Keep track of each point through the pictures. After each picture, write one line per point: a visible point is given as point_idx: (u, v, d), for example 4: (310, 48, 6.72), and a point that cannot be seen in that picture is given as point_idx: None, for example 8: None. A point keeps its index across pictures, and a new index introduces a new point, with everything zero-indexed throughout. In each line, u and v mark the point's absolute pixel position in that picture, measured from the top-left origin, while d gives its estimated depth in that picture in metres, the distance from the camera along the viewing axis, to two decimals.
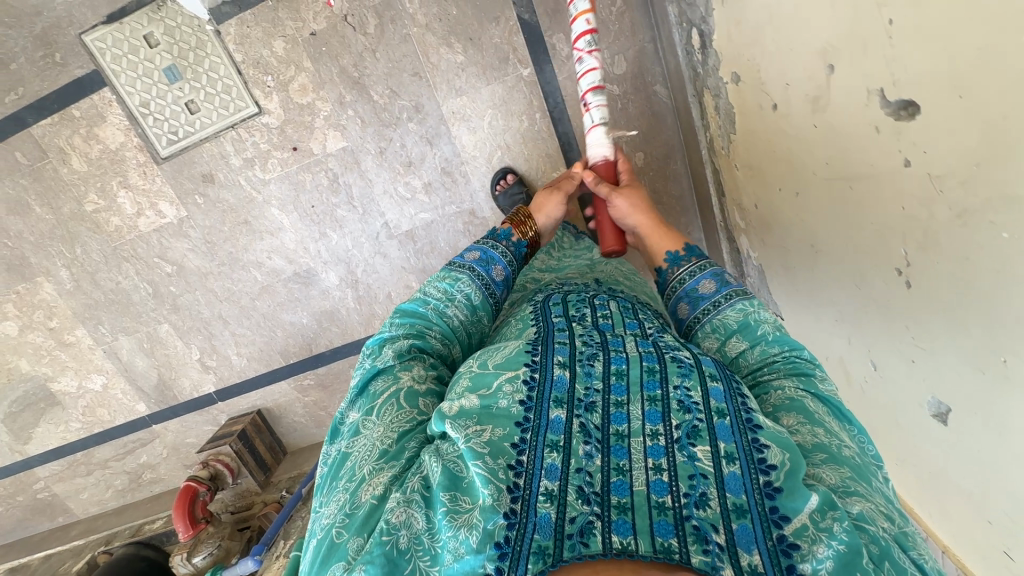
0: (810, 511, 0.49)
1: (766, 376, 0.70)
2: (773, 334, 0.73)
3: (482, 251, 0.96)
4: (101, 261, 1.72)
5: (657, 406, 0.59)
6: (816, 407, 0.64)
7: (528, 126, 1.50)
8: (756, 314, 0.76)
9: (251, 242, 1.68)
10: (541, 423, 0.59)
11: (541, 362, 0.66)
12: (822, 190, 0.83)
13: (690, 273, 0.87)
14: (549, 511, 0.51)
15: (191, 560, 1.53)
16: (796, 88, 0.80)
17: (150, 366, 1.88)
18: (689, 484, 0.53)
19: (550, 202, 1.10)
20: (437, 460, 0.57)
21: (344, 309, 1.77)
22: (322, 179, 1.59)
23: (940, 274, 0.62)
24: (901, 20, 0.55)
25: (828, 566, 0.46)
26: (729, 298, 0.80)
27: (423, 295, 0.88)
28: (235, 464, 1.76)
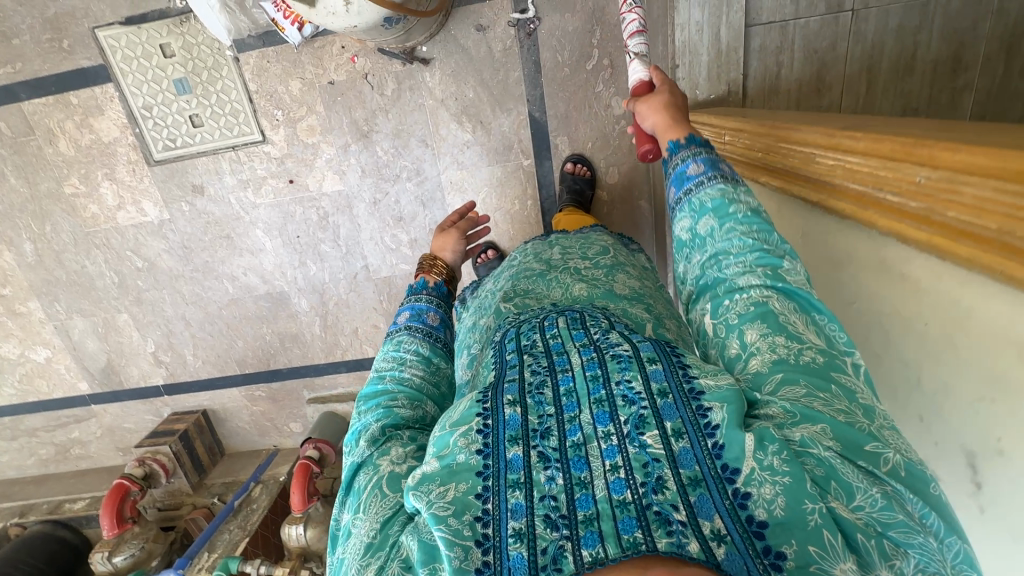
0: (751, 452, 0.48)
1: (736, 278, 0.63)
2: (745, 213, 0.67)
3: (409, 308, 0.85)
4: (70, 242, 1.70)
5: (605, 406, 0.53)
6: (783, 309, 0.59)
7: (518, 210, 1.60)
8: (733, 191, 0.68)
9: (229, 256, 1.71)
10: (500, 466, 0.51)
11: (491, 404, 0.56)
12: None
13: (683, 157, 0.74)
14: (521, 551, 0.46)
15: (112, 560, 1.55)
16: None
17: (100, 350, 1.87)
18: (645, 473, 0.49)
19: (445, 240, 1.05)
20: (414, 537, 0.50)
21: (309, 334, 1.82)
22: (312, 215, 1.64)
23: None
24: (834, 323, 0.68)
25: (780, 504, 0.45)
26: (711, 179, 0.71)
27: (376, 372, 0.76)
28: (172, 464, 1.80)
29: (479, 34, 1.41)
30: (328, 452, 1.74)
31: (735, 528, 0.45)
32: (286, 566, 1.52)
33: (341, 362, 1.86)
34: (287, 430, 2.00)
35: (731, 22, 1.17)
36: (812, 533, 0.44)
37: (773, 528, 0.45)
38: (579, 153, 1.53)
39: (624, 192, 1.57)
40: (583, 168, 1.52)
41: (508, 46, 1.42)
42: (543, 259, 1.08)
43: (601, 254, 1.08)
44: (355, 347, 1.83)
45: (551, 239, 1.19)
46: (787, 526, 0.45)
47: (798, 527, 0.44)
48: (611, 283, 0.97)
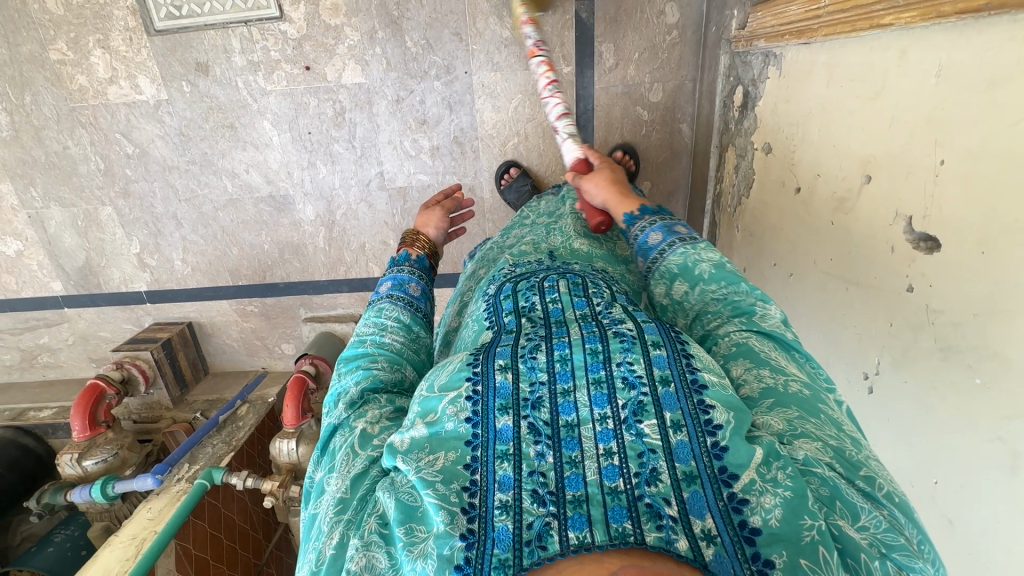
0: (755, 465, 0.49)
1: (712, 324, 0.69)
2: (710, 273, 0.72)
3: (391, 279, 0.88)
4: (52, 118, 1.53)
5: (603, 389, 0.54)
6: (762, 347, 0.63)
7: (550, 124, 1.50)
8: (694, 255, 0.75)
9: (231, 150, 1.56)
10: (489, 436, 0.53)
11: (483, 369, 0.57)
12: (823, 235, 0.87)
13: (642, 228, 0.83)
14: (506, 524, 0.47)
15: (82, 463, 1.42)
16: (826, 181, 0.85)
17: (78, 246, 1.71)
18: (640, 463, 0.50)
19: (428, 217, 1.07)
20: (390, 495, 0.53)
21: (311, 246, 1.69)
22: (327, 109, 1.50)
23: (925, 351, 0.65)
24: (953, 163, 0.60)
25: (776, 515, 0.47)
26: (672, 244, 0.78)
27: (358, 336, 0.79)
28: (153, 373, 1.67)
29: None
30: (325, 370, 1.63)
31: (727, 530, 0.47)
32: (276, 480, 1.40)
33: (344, 281, 1.75)
34: (278, 351, 1.87)
35: None
36: (804, 548, 0.46)
37: (766, 536, 0.46)
38: (623, 64, 1.42)
39: (666, 113, 1.47)
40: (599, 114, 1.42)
41: None
42: (553, 213, 1.08)
43: None
44: (360, 264, 1.72)
45: (562, 195, 1.17)
46: (783, 537, 0.46)
47: (791, 540, 0.46)
48: (611, 245, 0.98)
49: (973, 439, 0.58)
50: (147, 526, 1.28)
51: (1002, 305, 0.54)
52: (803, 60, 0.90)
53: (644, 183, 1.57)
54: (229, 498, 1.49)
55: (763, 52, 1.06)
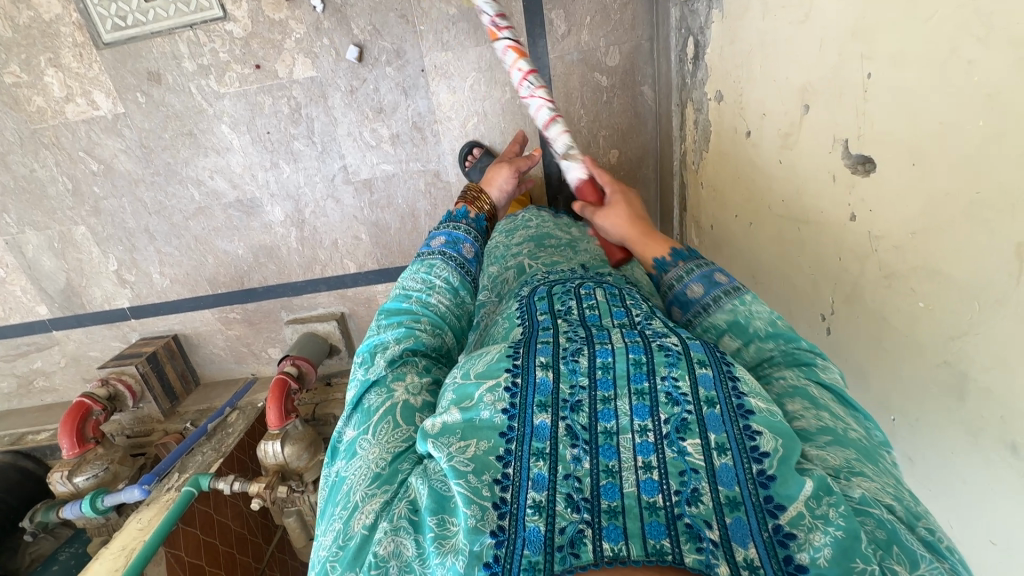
0: (805, 498, 0.46)
1: (768, 370, 0.63)
2: (766, 331, 0.65)
3: (447, 234, 0.89)
4: (16, 142, 1.54)
5: (645, 400, 0.53)
6: (823, 396, 0.58)
7: (509, 99, 1.47)
8: (743, 311, 0.67)
9: (193, 157, 1.56)
10: (526, 431, 0.53)
11: (523, 363, 0.58)
12: (775, 178, 0.82)
13: (678, 277, 0.75)
14: (538, 524, 0.47)
15: (73, 480, 1.43)
16: (771, 119, 0.81)
17: (58, 269, 1.73)
18: (681, 481, 0.49)
19: (497, 172, 1.05)
20: (423, 482, 0.52)
21: (285, 247, 1.69)
22: (283, 106, 1.49)
23: (872, 282, 0.61)
24: (880, 75, 0.55)
25: (826, 555, 0.42)
26: (716, 299, 0.69)
27: (404, 289, 0.80)
28: (140, 387, 1.67)
29: None
30: (307, 370, 1.62)
31: (770, 563, 0.44)
32: (262, 483, 1.40)
33: (321, 280, 1.74)
34: (265, 356, 1.88)
35: None
36: None
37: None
38: (575, 30, 1.39)
39: (625, 76, 1.43)
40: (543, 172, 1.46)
41: None
42: (563, 236, 1.19)
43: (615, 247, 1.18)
44: (335, 261, 1.71)
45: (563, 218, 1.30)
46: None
47: None
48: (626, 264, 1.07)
49: (924, 367, 0.54)
50: (135, 537, 1.28)
51: (934, 220, 0.50)
52: None
53: (611, 151, 1.53)
54: (221, 503, 1.50)
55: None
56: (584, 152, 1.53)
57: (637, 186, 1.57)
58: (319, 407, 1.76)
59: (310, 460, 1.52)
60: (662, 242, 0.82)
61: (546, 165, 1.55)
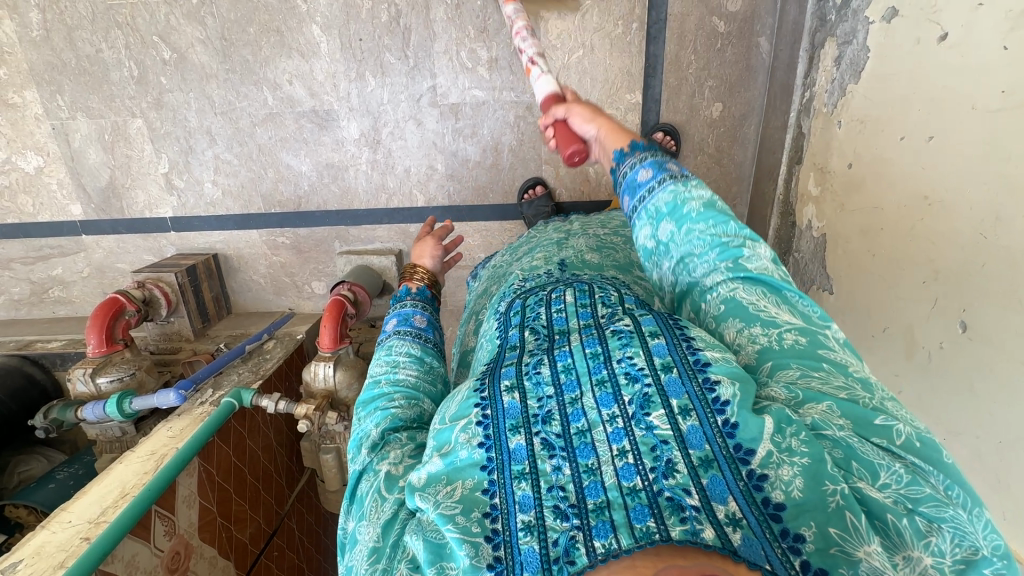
0: (770, 435, 0.50)
1: (702, 275, 0.69)
2: (698, 211, 0.70)
3: (396, 315, 0.89)
4: (87, 17, 1.44)
5: (607, 388, 0.56)
6: (748, 295, 0.64)
7: (620, 35, 1.40)
8: (683, 193, 0.71)
9: (275, 57, 1.46)
10: (504, 457, 0.54)
11: (490, 394, 0.59)
12: (986, 71, 0.76)
13: (632, 165, 0.77)
14: (532, 545, 0.49)
15: (96, 381, 1.27)
16: (993, 6, 0.74)
17: (103, 164, 1.60)
18: (654, 457, 0.51)
19: (423, 248, 1.10)
20: (418, 537, 0.54)
21: (353, 170, 1.58)
22: (382, 12, 1.41)
23: None
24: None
25: (797, 485, 0.48)
26: (661, 182, 0.73)
27: (371, 379, 0.78)
28: (176, 298, 1.52)
29: None
30: (363, 299, 1.50)
31: (751, 512, 0.47)
32: (311, 405, 1.26)
33: (385, 210, 1.63)
34: (307, 291, 1.74)
35: None
36: (832, 515, 0.47)
37: (792, 510, 0.47)
38: None
39: (744, 25, 1.38)
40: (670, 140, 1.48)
41: None
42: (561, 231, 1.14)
43: (620, 226, 1.14)
44: (404, 192, 1.60)
45: (570, 219, 1.24)
46: (808, 508, 0.47)
47: (818, 509, 0.47)
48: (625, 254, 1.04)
49: None
50: (167, 443, 1.13)
51: None
52: None
53: (714, 105, 1.46)
54: (255, 429, 1.34)
55: None
56: (686, 103, 1.47)
57: (735, 147, 1.50)
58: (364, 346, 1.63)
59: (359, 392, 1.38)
60: (623, 133, 0.81)
61: (645, 112, 1.48)
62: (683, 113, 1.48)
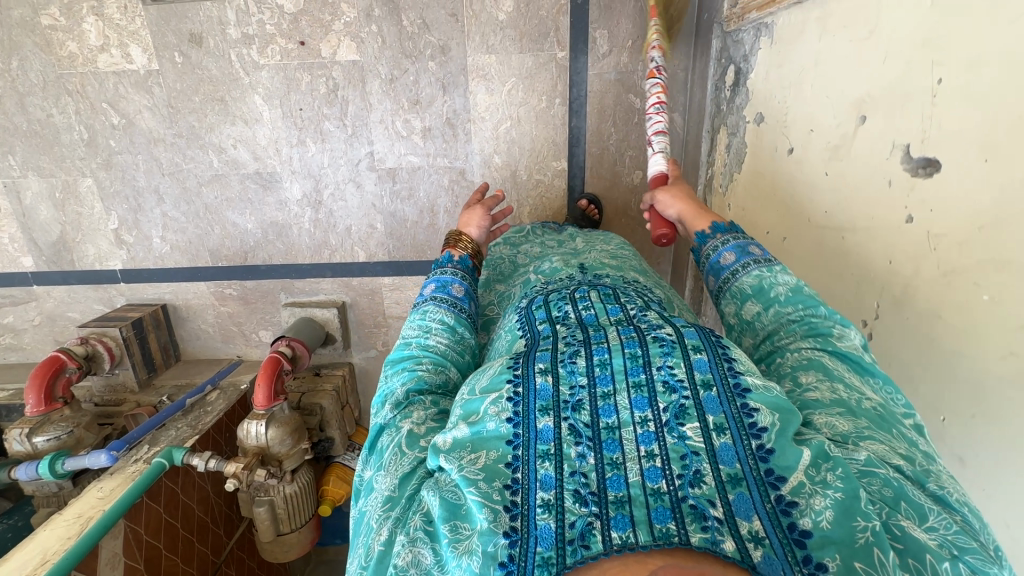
0: (804, 467, 0.52)
1: (782, 338, 0.72)
2: (785, 295, 0.75)
3: (435, 280, 0.96)
4: (38, 85, 1.51)
5: (643, 392, 0.59)
6: (835, 365, 0.66)
7: (545, 110, 1.50)
8: (768, 276, 0.78)
9: (219, 124, 1.54)
10: (530, 436, 0.57)
11: (523, 372, 0.63)
12: (819, 187, 0.84)
13: (715, 247, 0.88)
14: (548, 522, 0.51)
15: (32, 440, 1.32)
16: (819, 134, 0.84)
17: (54, 220, 1.66)
18: (683, 465, 0.54)
19: (471, 216, 1.15)
20: (435, 493, 0.57)
21: (296, 227, 1.66)
22: (320, 85, 1.49)
23: (926, 281, 0.62)
24: (953, 80, 0.58)
25: (826, 516, 0.49)
26: (746, 265, 0.82)
27: (404, 338, 0.86)
28: (120, 352, 1.58)
29: None
30: (301, 353, 1.56)
31: (775, 533, 0.49)
32: (240, 463, 1.32)
33: (327, 264, 1.70)
34: (254, 339, 1.80)
35: None
36: (859, 550, 0.47)
37: (817, 539, 0.48)
38: (616, 51, 1.44)
39: None
40: (594, 209, 1.55)
41: None
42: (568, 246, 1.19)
43: (621, 247, 1.16)
44: (346, 248, 1.68)
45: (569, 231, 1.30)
46: (833, 540, 0.48)
47: (846, 544, 0.48)
48: (639, 268, 1.09)
49: (982, 363, 0.55)
50: (94, 505, 1.18)
51: (1005, 211, 0.51)
52: (795, 19, 0.91)
53: (635, 172, 1.56)
54: (189, 484, 1.40)
55: (756, 24, 1.07)
56: (609, 170, 1.57)
57: None
58: (304, 397, 1.65)
59: (293, 446, 1.44)
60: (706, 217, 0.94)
61: (571, 178, 1.58)
62: (607, 179, 1.58)
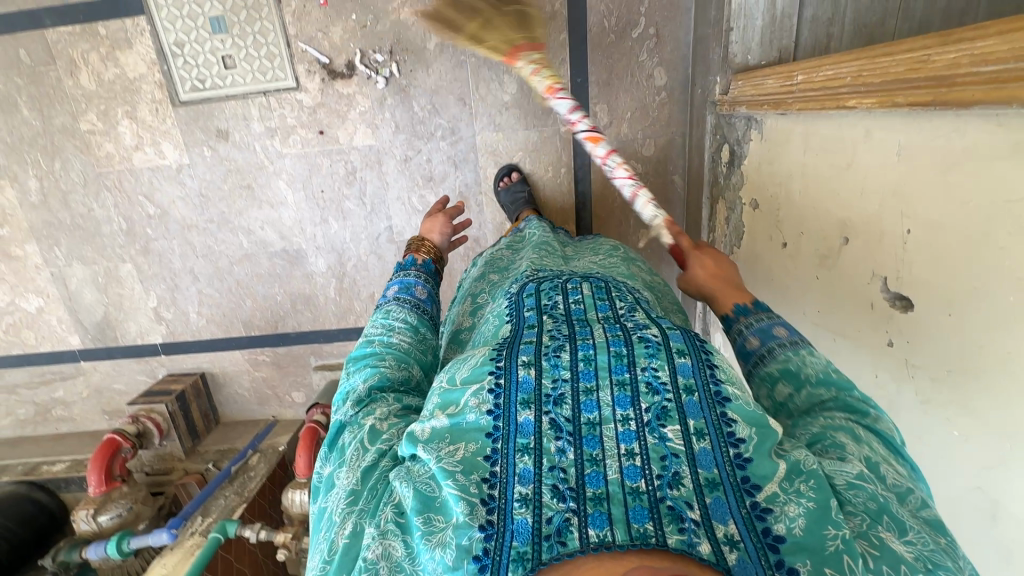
0: (777, 479, 0.51)
1: (817, 415, 0.62)
2: (819, 376, 0.64)
3: (397, 282, 0.93)
4: (79, 183, 1.62)
5: (626, 390, 0.57)
6: (873, 440, 0.58)
7: (552, 178, 1.59)
8: (801, 361, 0.66)
9: (248, 208, 1.65)
10: (510, 429, 0.55)
11: (505, 364, 0.61)
12: (811, 286, 0.93)
13: (747, 324, 0.73)
14: (526, 517, 0.49)
15: (96, 519, 1.45)
16: (809, 239, 0.92)
17: (98, 302, 1.77)
18: (662, 465, 0.52)
19: (433, 223, 1.13)
20: (407, 485, 0.56)
21: (323, 296, 1.76)
22: (340, 168, 1.59)
23: (907, 403, 0.70)
24: (919, 233, 0.66)
25: (799, 523, 0.49)
26: (773, 349, 0.69)
27: (366, 338, 0.83)
28: (167, 425, 1.70)
29: None
30: None
31: (750, 536, 0.49)
32: (288, 533, 1.42)
33: (353, 329, 1.80)
34: (288, 400, 1.91)
35: None
36: (830, 557, 0.47)
37: (790, 544, 0.48)
38: (616, 123, 1.52)
39: (658, 165, 1.56)
40: None
41: (556, 9, 1.42)
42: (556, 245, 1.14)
43: (611, 250, 1.12)
44: (370, 313, 1.78)
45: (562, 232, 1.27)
46: (806, 546, 0.48)
47: (815, 549, 0.47)
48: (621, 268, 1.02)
49: (956, 486, 0.64)
50: None
51: (968, 364, 0.59)
52: (781, 126, 0.99)
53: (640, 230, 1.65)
54: (242, 551, 1.50)
55: (745, 116, 1.15)
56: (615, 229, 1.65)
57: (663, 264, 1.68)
58: None
59: None
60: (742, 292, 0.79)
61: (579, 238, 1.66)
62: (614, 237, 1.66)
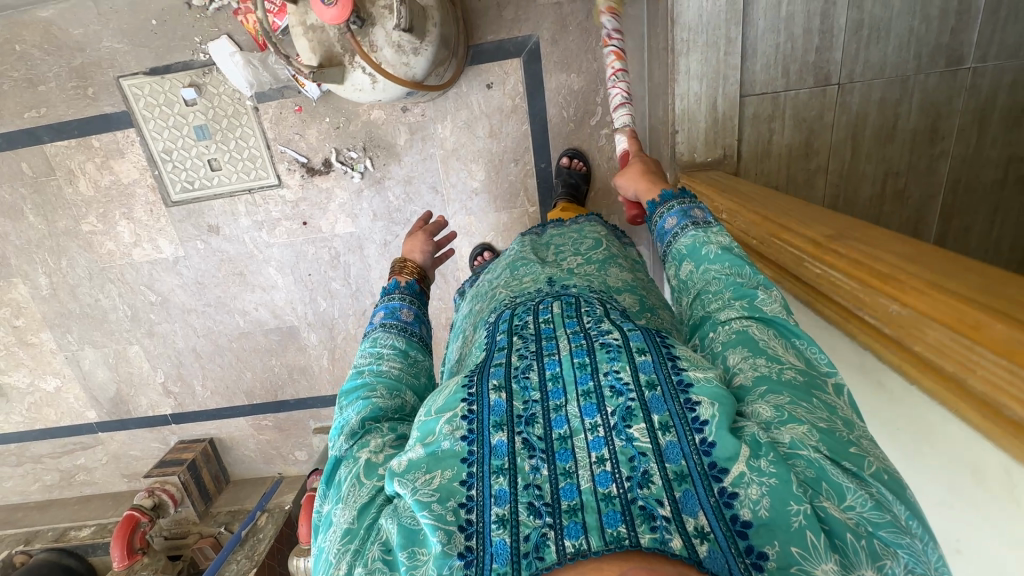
0: (743, 458, 0.47)
1: (711, 304, 0.65)
2: (716, 252, 0.69)
3: (382, 309, 0.81)
4: (85, 276, 1.74)
5: (592, 399, 0.53)
6: (766, 336, 0.59)
7: None
8: (704, 236, 0.71)
9: (242, 293, 1.76)
10: (485, 452, 0.51)
11: (477, 390, 0.56)
12: None
13: (660, 214, 0.80)
14: (504, 537, 0.46)
15: None
16: None
17: (110, 379, 1.91)
18: (631, 467, 0.48)
19: (413, 243, 0.96)
20: (393, 519, 0.50)
21: (317, 366, 1.87)
22: (324, 254, 1.70)
23: None
24: None
25: (764, 505, 0.45)
26: (683, 227, 0.75)
27: (356, 368, 0.72)
28: (181, 494, 1.85)
29: (487, 91, 1.49)
30: None
31: (720, 526, 0.45)
32: None
33: None
34: (292, 458, 2.04)
35: (727, 92, 1.23)
36: (794, 534, 0.44)
37: (758, 528, 0.44)
38: None
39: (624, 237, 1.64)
40: None
41: (517, 103, 1.50)
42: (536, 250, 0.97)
43: (592, 247, 0.95)
44: None
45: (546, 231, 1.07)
46: (771, 526, 0.44)
47: (781, 527, 0.44)
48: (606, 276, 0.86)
49: None
50: None
51: None
52: None
53: None
54: None
55: None
56: None
57: None
58: None
59: None
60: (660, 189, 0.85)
61: None
62: None
